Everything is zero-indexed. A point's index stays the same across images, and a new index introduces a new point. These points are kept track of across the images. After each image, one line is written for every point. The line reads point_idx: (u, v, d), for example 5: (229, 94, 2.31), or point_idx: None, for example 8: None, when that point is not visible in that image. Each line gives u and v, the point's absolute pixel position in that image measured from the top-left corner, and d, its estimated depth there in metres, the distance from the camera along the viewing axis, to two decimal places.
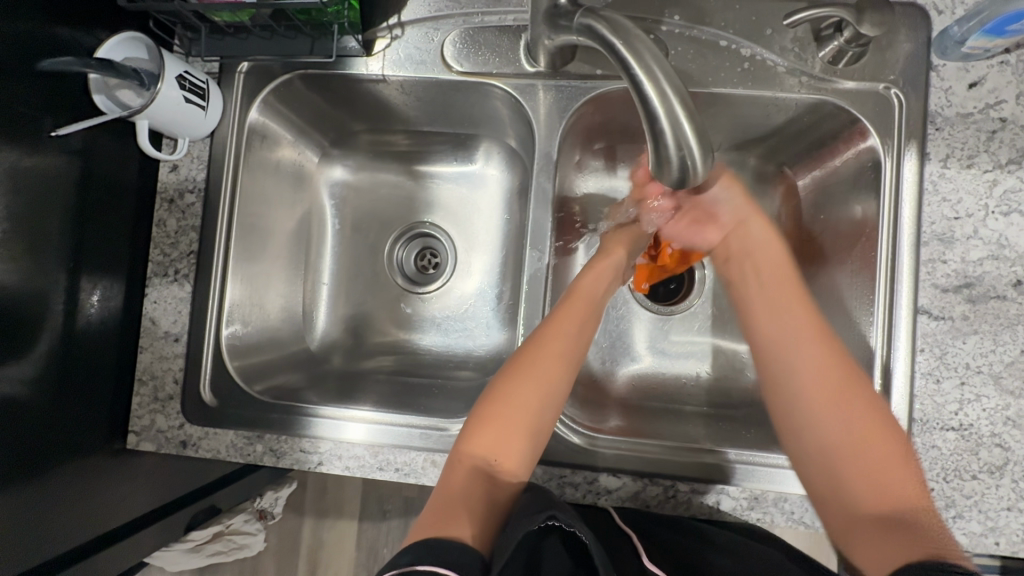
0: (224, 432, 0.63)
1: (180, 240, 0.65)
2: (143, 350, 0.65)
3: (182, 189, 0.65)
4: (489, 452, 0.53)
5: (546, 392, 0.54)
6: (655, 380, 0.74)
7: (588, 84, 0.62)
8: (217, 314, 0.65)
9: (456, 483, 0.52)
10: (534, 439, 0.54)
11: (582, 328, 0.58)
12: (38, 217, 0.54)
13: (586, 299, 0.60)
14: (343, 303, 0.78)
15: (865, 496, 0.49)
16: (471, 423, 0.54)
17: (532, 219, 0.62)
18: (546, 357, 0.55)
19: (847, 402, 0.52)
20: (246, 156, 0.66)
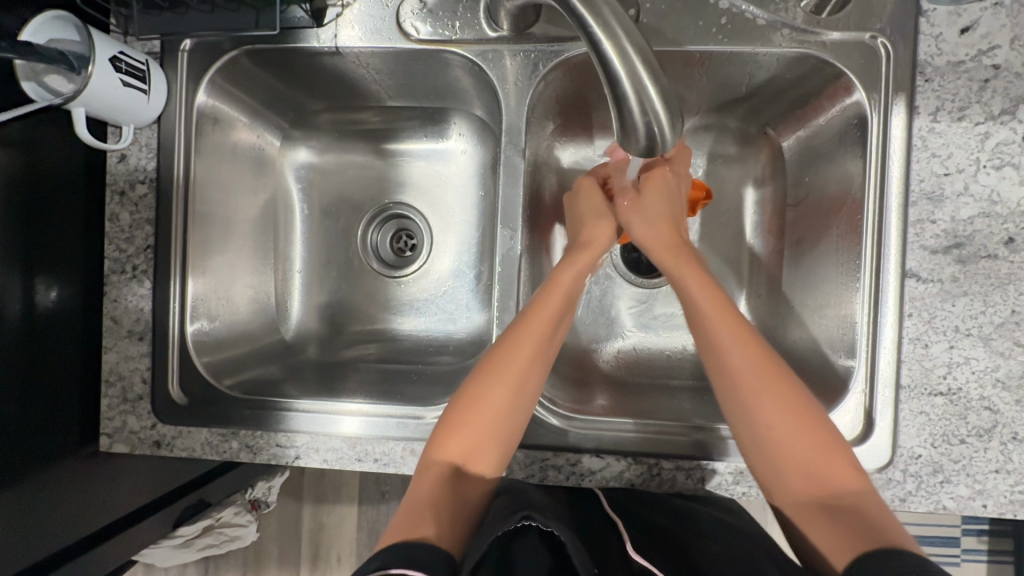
0: (196, 430, 0.61)
1: (135, 235, 0.62)
2: (107, 351, 0.63)
3: (132, 180, 0.62)
4: (461, 454, 0.51)
5: (519, 391, 0.52)
6: (640, 355, 0.72)
7: (554, 46, 0.58)
8: (181, 310, 0.62)
9: (424, 491, 0.49)
10: (503, 444, 0.52)
11: (555, 326, 0.55)
12: None
13: (561, 291, 0.56)
14: (316, 292, 0.76)
15: (797, 480, 0.48)
16: (445, 425, 0.52)
17: (502, 196, 0.59)
18: (517, 364, 0.52)
19: (828, 469, 0.48)
20: (198, 141, 0.62)
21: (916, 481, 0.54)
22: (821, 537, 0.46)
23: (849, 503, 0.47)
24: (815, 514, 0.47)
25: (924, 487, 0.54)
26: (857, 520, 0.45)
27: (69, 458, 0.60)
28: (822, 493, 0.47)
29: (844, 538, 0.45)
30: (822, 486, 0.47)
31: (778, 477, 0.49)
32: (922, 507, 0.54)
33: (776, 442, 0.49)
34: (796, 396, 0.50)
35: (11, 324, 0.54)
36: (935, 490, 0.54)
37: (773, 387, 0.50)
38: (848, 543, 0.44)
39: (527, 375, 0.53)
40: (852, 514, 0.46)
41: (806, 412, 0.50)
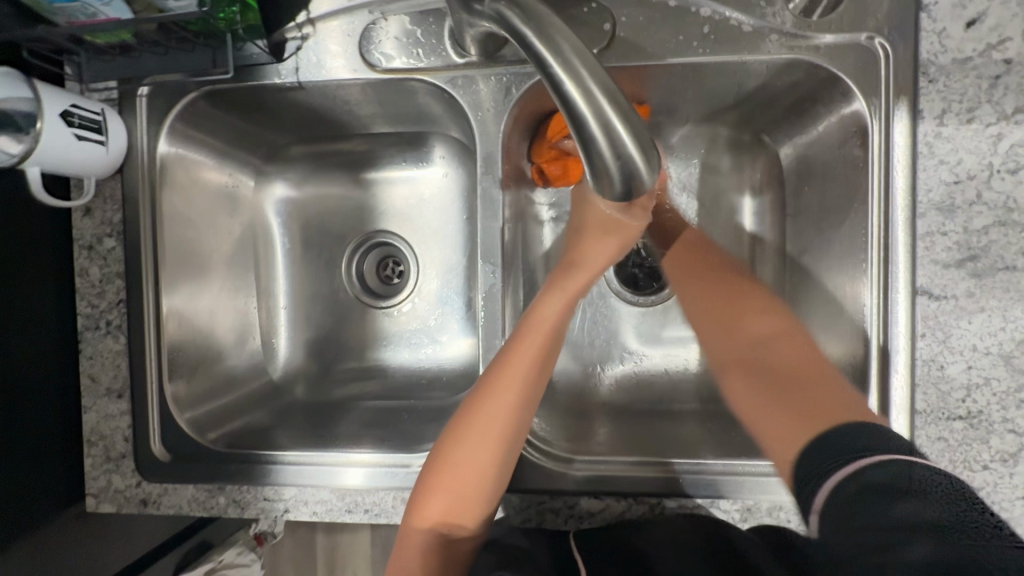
0: (182, 487, 0.59)
1: (106, 289, 0.60)
2: (87, 411, 0.60)
3: (99, 233, 0.60)
4: (443, 522, 0.48)
5: (500, 444, 0.50)
6: (640, 380, 0.69)
7: (526, 68, 0.54)
8: (158, 365, 0.60)
9: (407, 560, 0.48)
10: (490, 500, 0.50)
11: (536, 369, 0.52)
12: None
13: (544, 331, 0.52)
14: (302, 329, 0.73)
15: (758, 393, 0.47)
16: (422, 488, 0.50)
17: (481, 229, 0.56)
18: (497, 414, 0.50)
19: (807, 392, 0.45)
20: (164, 189, 0.60)
21: None
22: (754, 407, 0.47)
23: (808, 404, 0.44)
24: (759, 403, 0.47)
25: None
26: (798, 387, 0.46)
27: (55, 523, 0.59)
28: (746, 366, 0.50)
29: (789, 415, 0.44)
30: (752, 354, 0.50)
31: (716, 349, 0.53)
32: None
33: (715, 327, 0.53)
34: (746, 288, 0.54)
35: None
36: None
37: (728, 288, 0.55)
38: (789, 423, 0.44)
39: (510, 422, 0.50)
40: (807, 411, 0.44)
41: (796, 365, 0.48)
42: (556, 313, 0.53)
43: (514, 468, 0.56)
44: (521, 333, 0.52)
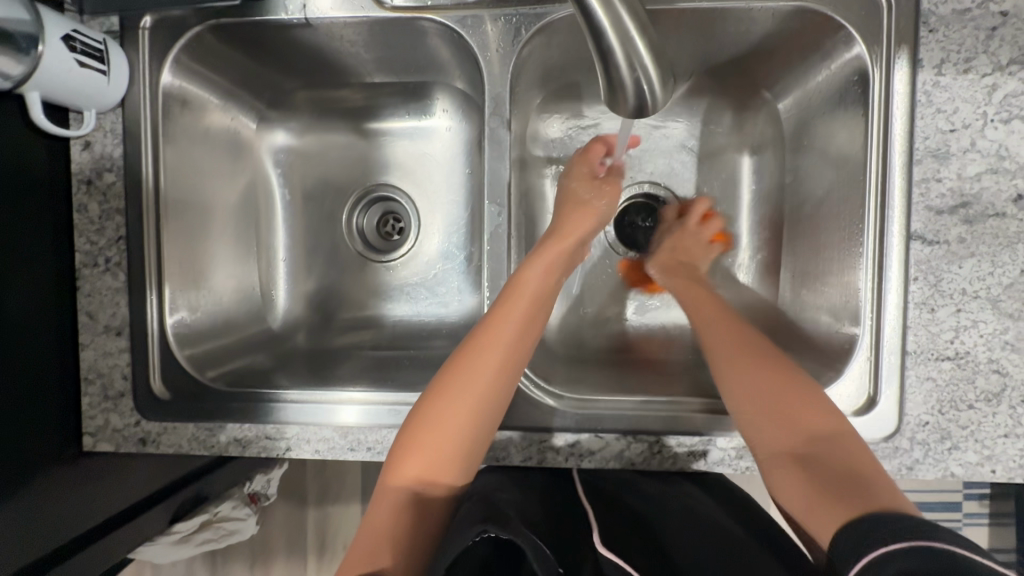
0: (183, 425, 0.59)
1: (105, 225, 0.59)
2: (85, 348, 0.60)
3: (98, 168, 0.58)
4: (419, 481, 0.50)
5: (479, 405, 0.50)
6: (637, 332, 0.70)
7: (537, 10, 0.55)
8: (158, 304, 0.59)
9: (381, 518, 0.50)
10: (466, 458, 0.51)
11: (519, 332, 0.53)
12: None
13: (528, 295, 0.54)
14: (303, 279, 0.73)
15: (773, 432, 0.49)
16: (399, 448, 0.51)
17: (488, 170, 0.56)
18: (478, 376, 0.51)
19: (808, 420, 0.49)
20: (166, 125, 0.59)
21: (924, 449, 0.53)
22: (793, 499, 0.47)
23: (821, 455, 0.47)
24: (787, 466, 0.48)
25: (932, 455, 0.53)
26: (842, 482, 0.45)
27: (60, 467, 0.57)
28: (785, 425, 0.49)
29: (826, 501, 0.45)
30: (810, 445, 0.48)
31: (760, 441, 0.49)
32: (931, 475, 0.53)
33: (755, 376, 0.51)
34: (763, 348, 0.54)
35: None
36: (943, 457, 0.53)
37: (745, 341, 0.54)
38: (817, 508, 0.45)
39: (490, 381, 0.51)
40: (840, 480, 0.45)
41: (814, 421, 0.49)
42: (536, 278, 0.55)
43: (517, 407, 0.57)
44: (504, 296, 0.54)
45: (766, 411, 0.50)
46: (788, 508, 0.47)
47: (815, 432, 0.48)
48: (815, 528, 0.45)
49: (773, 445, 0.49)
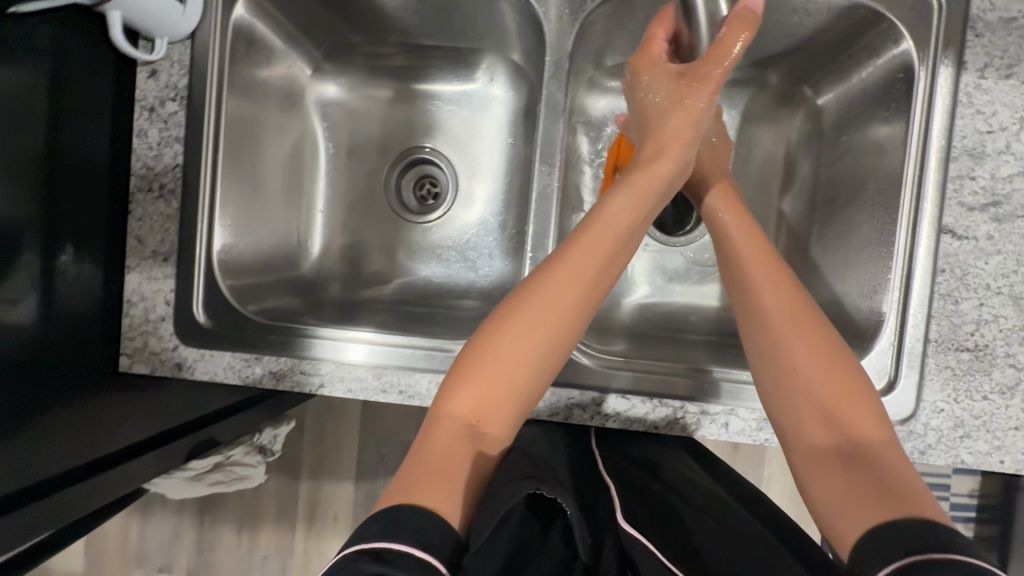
0: (220, 354, 0.60)
1: (163, 152, 0.60)
2: (130, 271, 0.61)
3: (162, 96, 0.60)
4: (478, 416, 0.50)
5: (547, 341, 0.50)
6: (660, 309, 0.72)
7: None
8: (208, 235, 0.60)
9: (438, 445, 0.48)
10: (524, 398, 0.51)
11: (591, 275, 0.51)
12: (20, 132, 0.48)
13: (608, 239, 0.51)
14: (340, 230, 0.75)
15: (814, 422, 0.48)
16: (453, 380, 0.50)
17: (542, 131, 0.58)
18: (552, 316, 0.50)
19: (850, 410, 0.47)
20: (231, 60, 0.60)
21: (937, 435, 0.55)
22: (829, 492, 0.45)
23: (869, 450, 0.46)
24: (831, 461, 0.46)
25: (944, 441, 0.55)
26: (875, 478, 0.44)
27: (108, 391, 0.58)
28: (833, 422, 0.47)
29: (863, 504, 0.43)
30: (852, 441, 0.46)
31: (800, 434, 0.48)
32: (941, 460, 0.55)
33: (817, 368, 0.49)
34: (822, 329, 0.51)
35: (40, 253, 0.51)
36: (955, 444, 0.55)
37: (807, 329, 0.50)
38: (866, 503, 0.43)
39: (563, 318, 0.51)
40: (869, 462, 0.45)
41: (864, 403, 0.48)
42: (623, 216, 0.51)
43: None
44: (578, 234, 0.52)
45: (821, 408, 0.48)
46: (823, 509, 0.45)
47: (853, 432, 0.46)
48: (841, 530, 0.43)
49: (813, 442, 0.47)
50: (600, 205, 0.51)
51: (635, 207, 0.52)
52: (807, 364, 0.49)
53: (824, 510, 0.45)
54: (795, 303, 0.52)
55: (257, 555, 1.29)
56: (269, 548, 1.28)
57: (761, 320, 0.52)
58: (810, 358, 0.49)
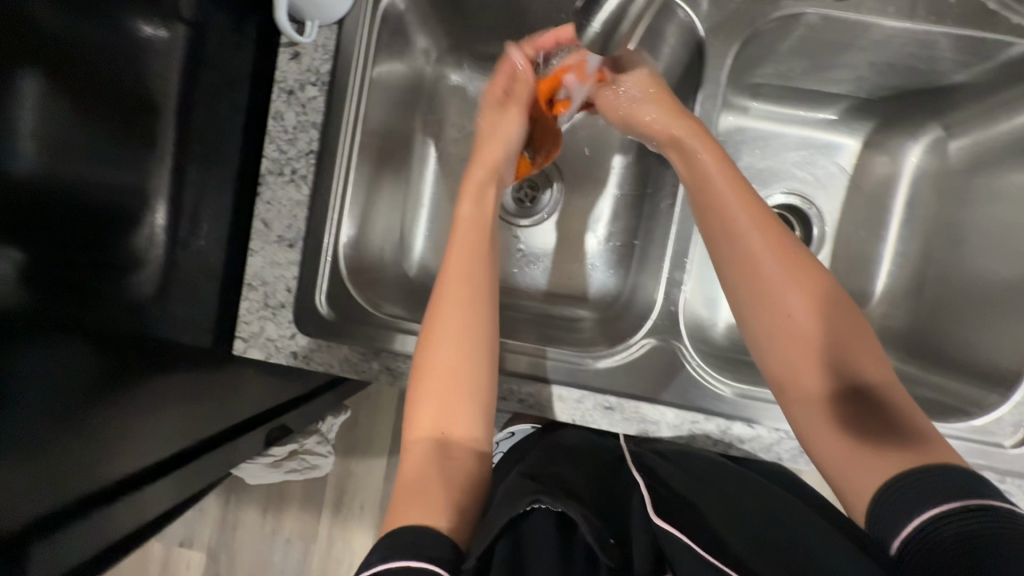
0: (338, 346, 0.60)
1: (298, 137, 0.59)
2: (252, 254, 0.60)
3: (303, 79, 0.58)
4: (439, 428, 0.53)
5: (459, 334, 0.54)
6: None
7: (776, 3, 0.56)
8: (337, 225, 0.59)
9: (417, 469, 0.51)
10: (464, 391, 0.54)
11: (471, 281, 0.56)
12: (121, 112, 0.51)
13: (474, 241, 0.57)
14: (442, 228, 0.73)
15: (821, 380, 0.50)
16: (413, 403, 0.54)
17: None
18: (439, 316, 0.55)
19: (805, 361, 0.50)
20: (376, 48, 0.59)
21: None
22: (836, 450, 0.49)
23: (873, 404, 0.49)
24: (835, 417, 0.49)
25: None
26: (885, 428, 0.48)
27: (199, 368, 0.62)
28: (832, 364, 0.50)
29: (865, 457, 0.47)
30: (858, 394, 0.49)
31: (805, 397, 0.51)
32: None
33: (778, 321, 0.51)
34: (782, 288, 0.50)
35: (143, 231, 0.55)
36: None
37: (793, 269, 0.51)
38: (863, 456, 0.48)
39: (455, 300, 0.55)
40: (880, 416, 0.48)
41: (862, 352, 0.50)
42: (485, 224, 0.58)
43: (675, 384, 0.59)
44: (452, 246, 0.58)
45: (814, 358, 0.50)
46: (823, 462, 0.50)
47: (867, 385, 0.49)
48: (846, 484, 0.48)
49: (813, 394, 0.50)
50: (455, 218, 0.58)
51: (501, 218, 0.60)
52: (801, 329, 0.50)
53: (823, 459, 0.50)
54: (782, 254, 0.51)
55: (279, 538, 1.27)
56: (291, 532, 1.26)
57: (750, 274, 0.52)
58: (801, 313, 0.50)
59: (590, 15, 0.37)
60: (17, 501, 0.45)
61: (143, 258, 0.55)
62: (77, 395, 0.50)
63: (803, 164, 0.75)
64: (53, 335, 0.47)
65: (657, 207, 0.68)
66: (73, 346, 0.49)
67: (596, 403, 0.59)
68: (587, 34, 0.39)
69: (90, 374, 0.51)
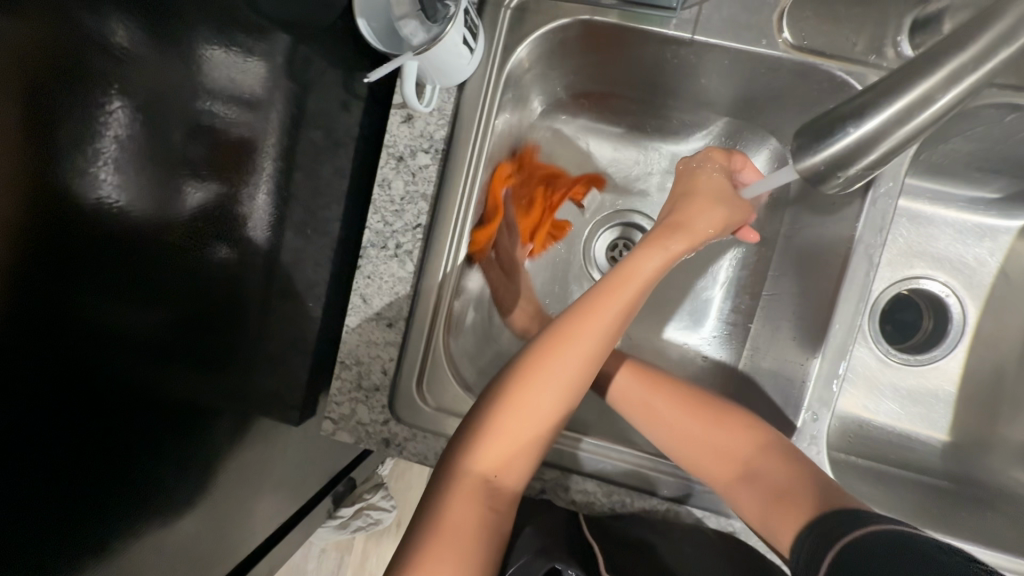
0: (434, 437, 0.55)
1: (406, 208, 0.53)
2: (347, 330, 0.55)
3: (414, 146, 0.53)
4: (493, 469, 0.48)
5: (560, 384, 0.49)
6: (874, 433, 0.65)
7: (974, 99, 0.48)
8: (441, 305, 0.54)
9: (450, 507, 0.47)
10: (536, 446, 0.49)
11: (608, 334, 0.50)
12: (222, 160, 0.50)
13: (634, 286, 0.50)
14: (536, 299, 0.65)
15: (719, 469, 0.51)
16: (475, 429, 0.49)
17: (859, 244, 0.51)
18: (554, 363, 0.49)
19: (687, 440, 0.52)
20: (495, 113, 0.53)
21: None
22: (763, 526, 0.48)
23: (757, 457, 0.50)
24: (740, 488, 0.50)
25: None
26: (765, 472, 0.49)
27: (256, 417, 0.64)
28: (736, 469, 0.50)
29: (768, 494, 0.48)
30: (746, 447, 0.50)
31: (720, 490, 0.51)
32: None
33: (690, 449, 0.52)
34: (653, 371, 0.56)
35: (236, 274, 0.56)
36: None
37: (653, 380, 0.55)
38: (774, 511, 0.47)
39: (587, 360, 0.49)
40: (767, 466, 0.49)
41: (732, 421, 0.52)
42: (653, 270, 0.51)
43: None
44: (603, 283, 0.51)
45: (711, 455, 0.51)
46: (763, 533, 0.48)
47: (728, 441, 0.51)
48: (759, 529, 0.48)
49: (715, 479, 0.51)
50: (624, 258, 0.52)
51: (666, 267, 0.52)
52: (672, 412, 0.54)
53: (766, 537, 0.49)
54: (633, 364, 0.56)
55: (314, 551, 1.14)
56: (327, 544, 1.14)
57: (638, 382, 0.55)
58: (665, 415, 0.54)
59: (822, 144, 0.31)
60: (90, 513, 0.49)
61: (229, 305, 0.56)
62: (156, 425, 0.53)
63: (941, 248, 0.67)
64: (146, 370, 0.50)
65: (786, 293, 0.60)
66: (164, 380, 0.52)
67: (666, 511, 0.53)
68: (807, 162, 0.33)
69: (173, 404, 0.54)
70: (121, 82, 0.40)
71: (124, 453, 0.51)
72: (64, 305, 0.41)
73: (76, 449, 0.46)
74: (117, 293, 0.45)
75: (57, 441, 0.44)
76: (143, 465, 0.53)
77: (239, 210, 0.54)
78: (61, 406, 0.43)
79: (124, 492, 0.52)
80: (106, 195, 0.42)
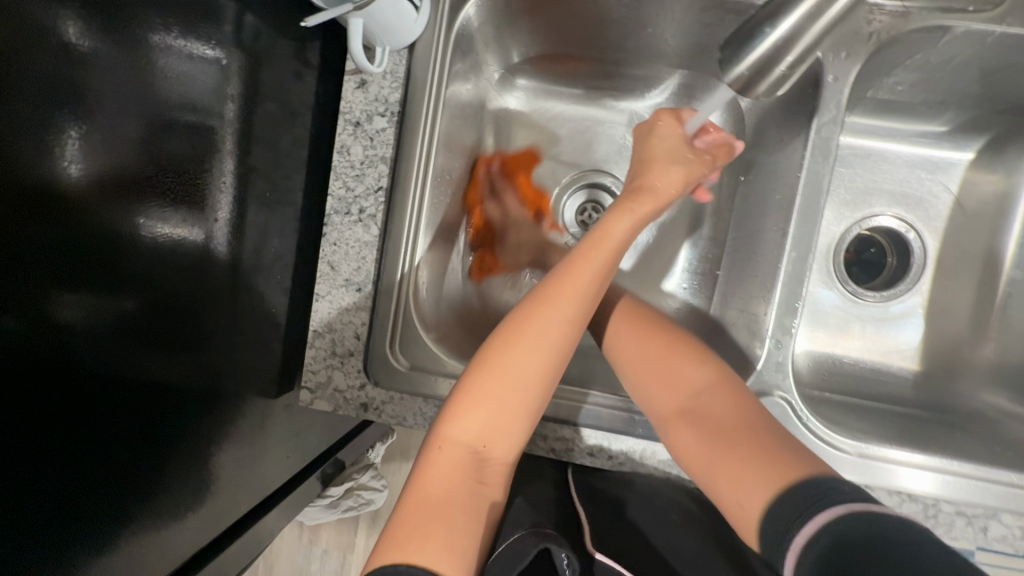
0: (411, 398, 0.55)
1: (366, 172, 0.54)
2: (318, 300, 0.55)
3: (370, 110, 0.54)
4: (480, 440, 0.49)
5: (542, 352, 0.49)
6: (846, 368, 0.67)
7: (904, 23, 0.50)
8: (408, 266, 0.55)
9: (438, 479, 0.48)
10: (522, 415, 0.49)
11: (587, 299, 0.49)
12: (176, 139, 0.50)
13: (606, 250, 0.50)
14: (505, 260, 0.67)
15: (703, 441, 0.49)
16: (457, 403, 0.49)
17: (808, 173, 0.52)
18: (532, 330, 0.49)
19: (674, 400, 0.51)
20: (448, 74, 0.54)
21: None
22: (727, 484, 0.47)
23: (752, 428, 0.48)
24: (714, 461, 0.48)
25: None
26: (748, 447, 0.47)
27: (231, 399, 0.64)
28: (720, 444, 0.48)
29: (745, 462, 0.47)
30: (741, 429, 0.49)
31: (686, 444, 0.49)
32: None
33: (652, 377, 0.52)
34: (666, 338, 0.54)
35: (200, 253, 0.56)
36: None
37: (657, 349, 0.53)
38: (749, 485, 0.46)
39: (566, 326, 0.49)
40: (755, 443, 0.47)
41: (738, 402, 0.50)
42: (623, 231, 0.50)
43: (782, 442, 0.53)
44: (580, 246, 0.50)
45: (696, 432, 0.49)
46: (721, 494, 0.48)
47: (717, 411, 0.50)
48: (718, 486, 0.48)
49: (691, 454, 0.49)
50: (597, 223, 0.51)
51: (638, 228, 0.51)
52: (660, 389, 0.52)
53: (722, 504, 0.48)
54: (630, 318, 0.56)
55: (316, 550, 1.15)
56: (329, 543, 1.14)
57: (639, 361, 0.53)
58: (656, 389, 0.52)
59: (745, 52, 0.33)
60: (75, 504, 0.49)
61: (195, 284, 0.56)
62: (134, 412, 0.53)
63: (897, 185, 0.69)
64: (117, 357, 0.50)
65: (748, 234, 0.61)
66: (134, 366, 0.52)
67: (643, 453, 0.54)
68: (735, 73, 0.34)
69: (148, 389, 0.54)
70: (78, 74, 0.41)
71: (103, 443, 0.50)
72: (39, 294, 0.41)
73: (63, 445, 0.46)
74: (82, 277, 0.44)
75: (43, 435, 0.44)
76: (132, 462, 0.54)
77: (199, 193, 0.54)
78: (44, 398, 0.44)
79: (110, 482, 0.52)
80: (73, 189, 0.42)
